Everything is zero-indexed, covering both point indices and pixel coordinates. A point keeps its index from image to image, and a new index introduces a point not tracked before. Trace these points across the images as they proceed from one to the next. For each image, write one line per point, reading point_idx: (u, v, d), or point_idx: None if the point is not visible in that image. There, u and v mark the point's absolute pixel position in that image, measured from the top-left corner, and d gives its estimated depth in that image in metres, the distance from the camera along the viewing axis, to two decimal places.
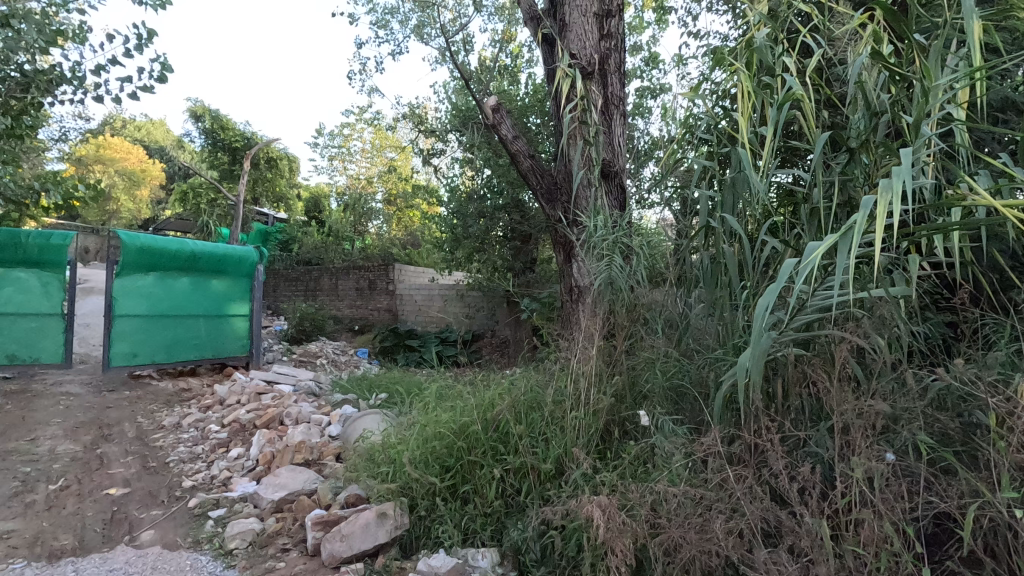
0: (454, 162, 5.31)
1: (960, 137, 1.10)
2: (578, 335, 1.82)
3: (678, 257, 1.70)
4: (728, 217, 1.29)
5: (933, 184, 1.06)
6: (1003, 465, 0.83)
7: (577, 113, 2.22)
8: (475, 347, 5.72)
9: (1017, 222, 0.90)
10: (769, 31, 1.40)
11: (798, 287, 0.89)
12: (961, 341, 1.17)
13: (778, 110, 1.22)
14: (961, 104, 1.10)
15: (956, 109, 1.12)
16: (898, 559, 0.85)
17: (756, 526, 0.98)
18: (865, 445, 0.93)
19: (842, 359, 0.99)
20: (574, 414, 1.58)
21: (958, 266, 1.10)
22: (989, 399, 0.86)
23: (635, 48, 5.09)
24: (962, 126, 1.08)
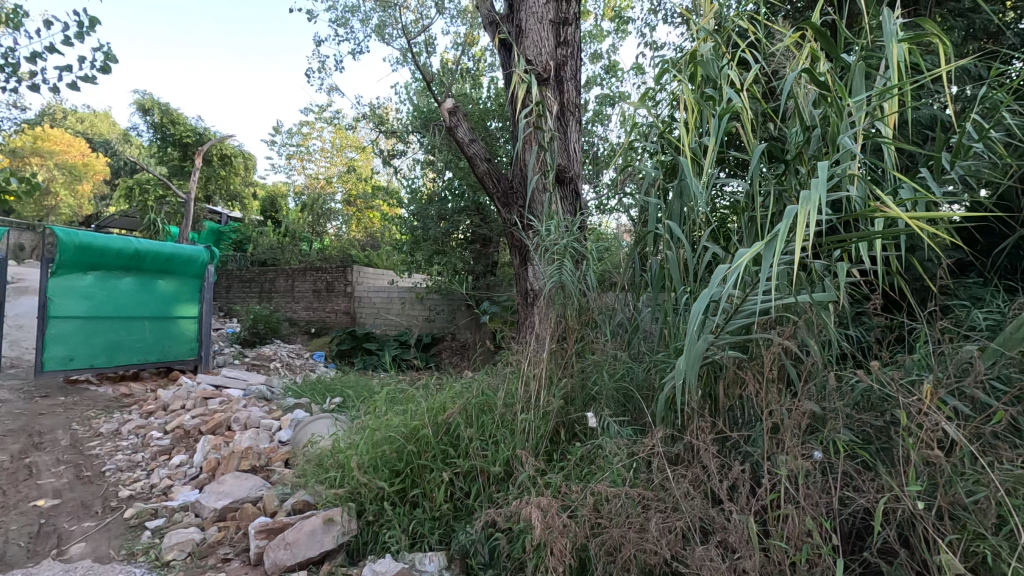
0: (415, 163, 5.28)
1: (884, 153, 1.17)
2: (530, 338, 1.84)
3: (627, 263, 1.74)
4: (672, 224, 1.34)
5: (858, 195, 1.12)
6: (912, 460, 0.89)
7: (533, 118, 2.24)
8: (434, 351, 5.68)
9: (929, 233, 0.96)
10: (713, 46, 1.46)
11: (728, 292, 0.92)
12: (884, 344, 1.24)
13: (719, 122, 1.27)
14: (883, 121, 1.16)
15: (881, 126, 1.19)
16: (819, 553, 0.88)
17: (691, 524, 1.01)
18: (793, 443, 0.97)
19: (774, 361, 1.03)
20: (524, 416, 1.60)
21: (882, 274, 1.16)
22: (902, 399, 0.92)
23: (595, 56, 5.18)
24: (885, 141, 1.14)
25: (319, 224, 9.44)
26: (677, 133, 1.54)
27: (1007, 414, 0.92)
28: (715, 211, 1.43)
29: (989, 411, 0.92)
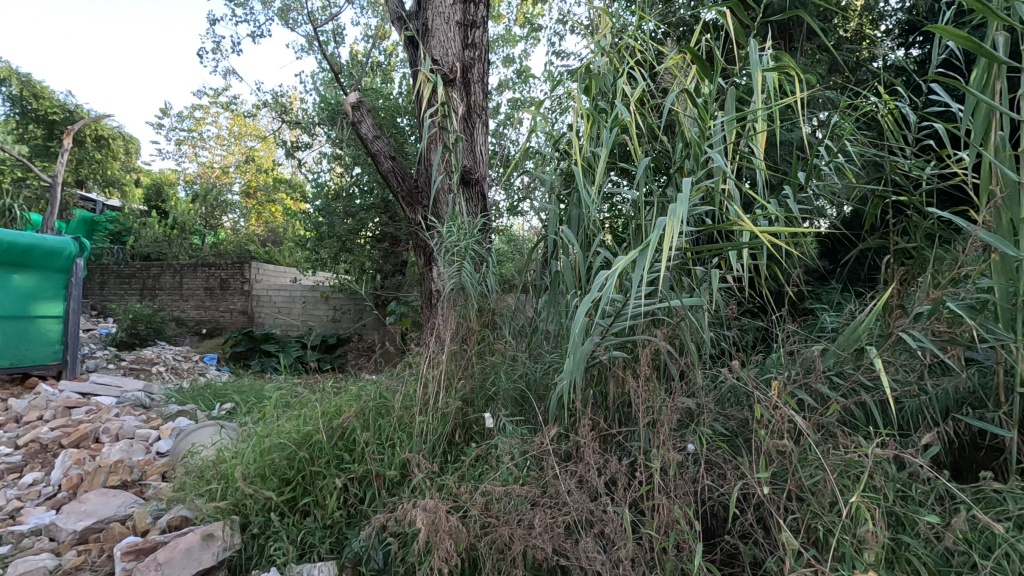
0: (322, 156, 5.07)
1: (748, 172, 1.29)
2: (431, 339, 1.83)
3: (526, 266, 1.78)
4: (566, 230, 1.39)
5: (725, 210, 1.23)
6: (765, 450, 0.98)
7: (438, 118, 2.23)
8: (340, 352, 5.44)
9: (779, 245, 1.08)
10: (607, 62, 1.53)
11: (607, 297, 0.98)
12: (752, 345, 1.36)
13: (609, 134, 1.34)
14: (745, 144, 1.28)
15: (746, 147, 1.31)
16: (686, 538, 0.95)
17: (575, 518, 1.05)
18: (667, 438, 1.04)
19: (651, 362, 1.11)
20: (422, 418, 1.59)
21: (747, 281, 1.28)
22: (757, 395, 1.01)
23: (508, 60, 5.25)
24: (748, 161, 1.26)
25: (213, 217, 8.76)
26: (573, 142, 1.60)
27: (841, 405, 1.05)
28: (606, 219, 1.51)
29: (827, 403, 1.04)
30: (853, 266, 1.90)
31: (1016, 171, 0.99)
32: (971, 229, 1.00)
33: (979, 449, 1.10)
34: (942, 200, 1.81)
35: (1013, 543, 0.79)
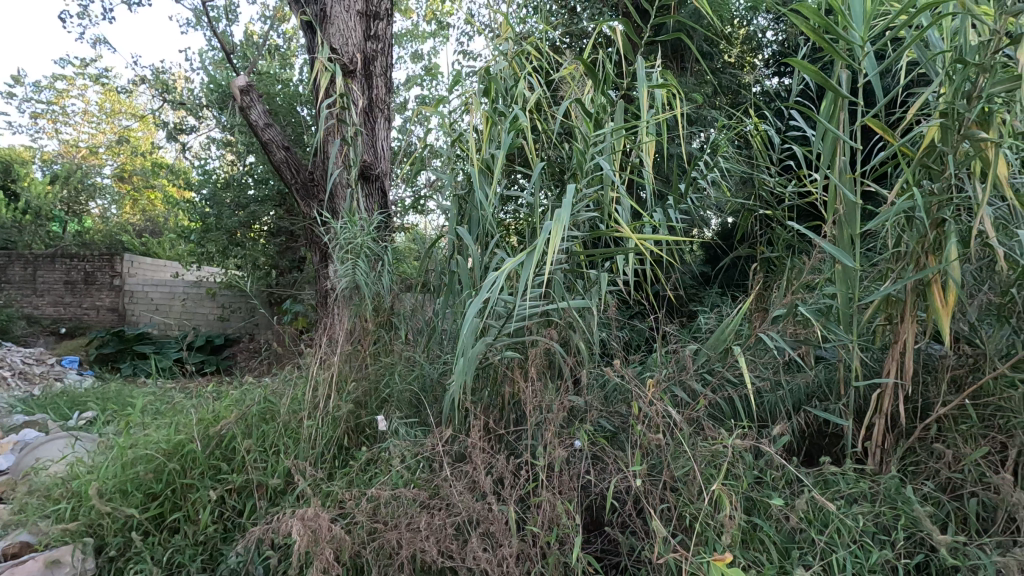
0: (210, 142, 4.69)
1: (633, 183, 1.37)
2: (323, 340, 1.75)
3: (425, 266, 1.75)
4: (462, 231, 1.39)
5: (612, 217, 1.30)
6: (641, 445, 1.04)
7: (336, 110, 2.13)
8: (227, 353, 5.03)
9: (657, 252, 1.15)
10: (507, 67, 1.55)
11: (496, 299, 1.00)
12: (638, 346, 1.44)
13: (506, 138, 1.36)
14: (631, 156, 1.36)
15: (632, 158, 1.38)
16: (568, 532, 0.98)
17: (464, 519, 1.04)
18: (554, 436, 1.07)
19: (540, 362, 1.14)
20: (310, 423, 1.51)
21: (632, 285, 1.35)
22: (636, 392, 1.07)
23: (416, 56, 5.16)
24: (632, 172, 1.33)
25: (77, 202, 7.80)
26: (472, 143, 1.60)
27: (710, 400, 1.15)
28: (504, 221, 1.53)
29: (697, 398, 1.13)
30: (729, 272, 2.08)
31: (851, 192, 1.13)
32: (819, 242, 1.12)
33: (822, 437, 1.25)
34: (800, 215, 2.03)
35: (842, 519, 0.90)
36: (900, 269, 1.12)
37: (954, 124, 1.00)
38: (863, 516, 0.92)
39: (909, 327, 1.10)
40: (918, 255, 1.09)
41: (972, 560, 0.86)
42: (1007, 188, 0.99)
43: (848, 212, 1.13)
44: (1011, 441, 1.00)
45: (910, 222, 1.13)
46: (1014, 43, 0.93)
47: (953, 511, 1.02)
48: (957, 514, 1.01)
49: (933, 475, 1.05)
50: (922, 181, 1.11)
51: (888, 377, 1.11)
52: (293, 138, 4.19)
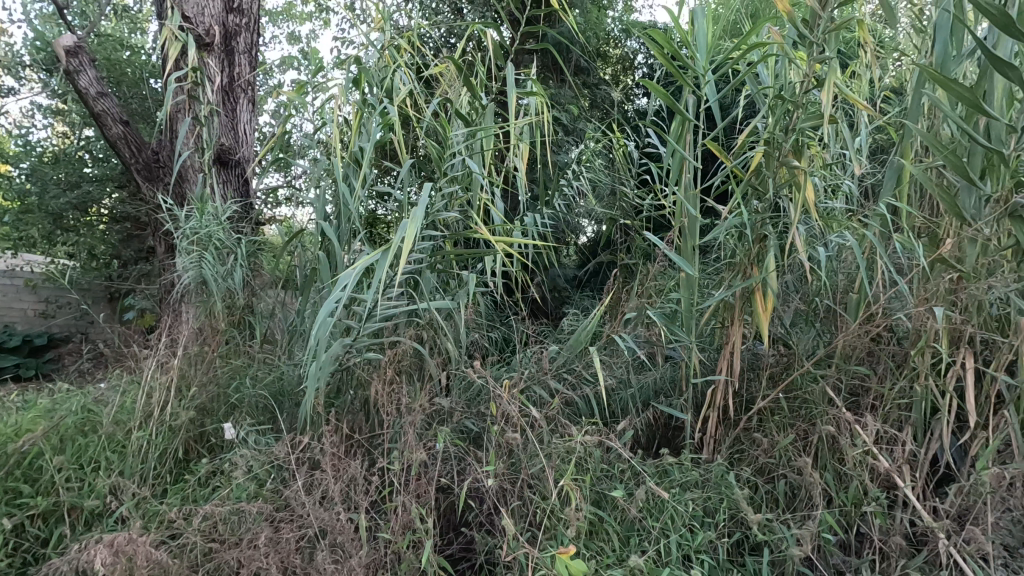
0: (32, 108, 4.01)
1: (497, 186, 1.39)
2: (161, 341, 1.56)
3: (287, 261, 1.64)
4: (324, 225, 1.31)
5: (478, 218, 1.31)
6: (497, 445, 1.06)
7: (188, 84, 1.91)
8: (50, 356, 4.31)
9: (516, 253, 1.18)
10: (379, 58, 1.49)
11: (349, 298, 0.96)
12: (504, 346, 1.46)
13: (375, 130, 1.31)
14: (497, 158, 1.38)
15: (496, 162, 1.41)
16: (421, 536, 0.97)
17: (313, 532, 0.98)
18: (413, 440, 1.05)
19: (400, 362, 1.11)
20: (140, 433, 1.34)
21: (498, 285, 1.37)
22: (495, 393, 1.09)
23: (292, 38, 4.82)
24: (495, 174, 1.35)
25: None
26: (342, 133, 1.52)
27: (565, 399, 1.20)
28: (373, 217, 1.47)
29: (554, 397, 1.17)
30: (595, 277, 2.19)
31: (690, 207, 1.25)
32: (665, 252, 1.22)
33: (667, 431, 1.36)
34: (657, 227, 2.21)
35: (675, 506, 0.98)
36: (731, 278, 1.26)
37: (774, 152, 1.14)
38: (692, 502, 1.01)
39: (737, 330, 1.23)
40: (744, 266, 1.23)
41: (777, 534, 0.98)
42: (812, 211, 1.15)
43: (688, 225, 1.26)
44: (811, 429, 1.16)
45: (739, 237, 1.27)
46: (819, 86, 1.08)
47: (766, 493, 1.15)
48: (770, 495, 1.15)
49: (752, 461, 1.19)
50: (749, 200, 1.25)
51: (719, 375, 1.23)
52: (140, 112, 3.71)
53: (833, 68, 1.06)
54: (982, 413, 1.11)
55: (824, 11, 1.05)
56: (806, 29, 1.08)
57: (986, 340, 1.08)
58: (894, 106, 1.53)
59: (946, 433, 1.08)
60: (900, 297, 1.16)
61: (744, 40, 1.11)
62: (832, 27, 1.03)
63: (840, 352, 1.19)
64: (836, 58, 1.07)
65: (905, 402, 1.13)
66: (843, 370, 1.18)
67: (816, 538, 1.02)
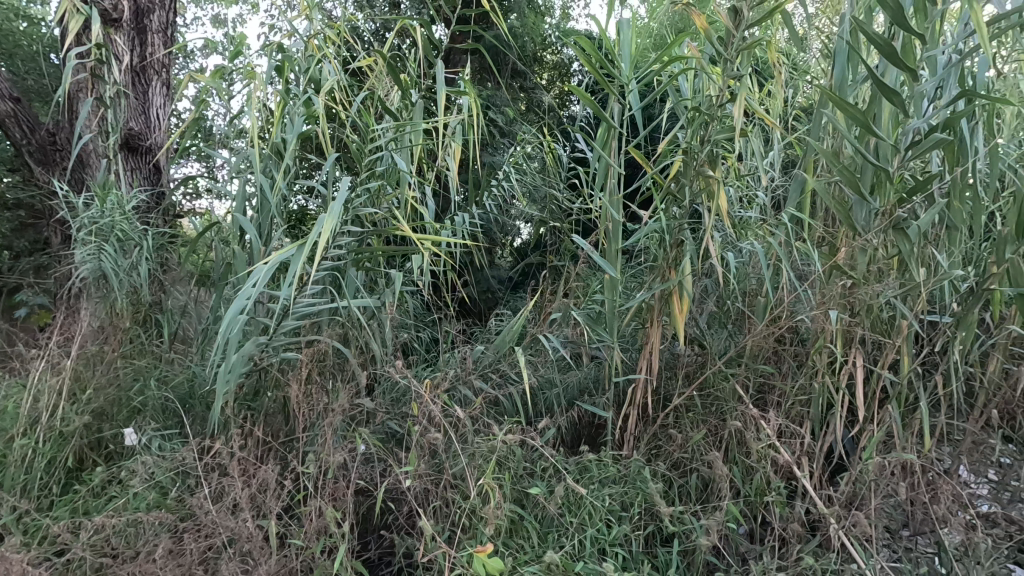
0: None
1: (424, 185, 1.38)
2: (53, 339, 1.42)
3: (200, 256, 1.54)
4: (240, 218, 1.24)
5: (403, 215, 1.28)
6: (418, 446, 1.04)
7: (91, 63, 1.74)
8: None
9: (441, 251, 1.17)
10: (303, 46, 1.43)
11: (262, 295, 0.92)
12: (431, 347, 1.45)
13: (297, 121, 1.26)
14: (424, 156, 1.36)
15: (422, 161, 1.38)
16: (336, 542, 0.94)
17: (218, 542, 0.93)
18: (331, 443, 1.02)
19: (319, 360, 1.08)
20: (24, 440, 1.22)
21: (422, 282, 1.36)
22: (418, 394, 1.07)
23: (216, 22, 4.55)
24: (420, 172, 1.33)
25: None
26: (262, 122, 1.46)
27: (489, 399, 1.20)
28: (295, 211, 1.41)
29: (479, 397, 1.17)
30: (525, 278, 2.21)
31: (614, 212, 1.29)
32: (590, 254, 1.25)
33: (589, 429, 1.39)
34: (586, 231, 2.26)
35: (592, 502, 1.00)
36: (651, 281, 1.31)
37: (691, 161, 1.19)
38: (608, 497, 1.04)
39: (656, 331, 1.28)
40: (664, 269, 1.28)
41: (687, 525, 1.03)
42: (725, 218, 1.21)
43: (612, 229, 1.30)
44: (722, 425, 1.23)
45: (660, 242, 1.32)
46: (733, 100, 1.14)
47: (679, 486, 1.21)
48: (682, 488, 1.21)
49: (668, 457, 1.24)
50: (669, 207, 1.30)
51: (639, 374, 1.28)
52: (36, 89, 3.37)
53: (745, 84, 1.12)
54: (869, 408, 1.22)
55: (739, 30, 1.11)
56: (722, 47, 1.13)
57: (873, 341, 1.19)
58: (802, 124, 1.65)
59: (838, 427, 1.17)
60: (801, 301, 1.25)
61: (666, 53, 1.15)
62: (744, 46, 1.09)
63: (748, 353, 1.26)
64: (747, 75, 1.13)
65: (804, 398, 1.22)
66: (750, 369, 1.26)
67: (722, 527, 1.08)
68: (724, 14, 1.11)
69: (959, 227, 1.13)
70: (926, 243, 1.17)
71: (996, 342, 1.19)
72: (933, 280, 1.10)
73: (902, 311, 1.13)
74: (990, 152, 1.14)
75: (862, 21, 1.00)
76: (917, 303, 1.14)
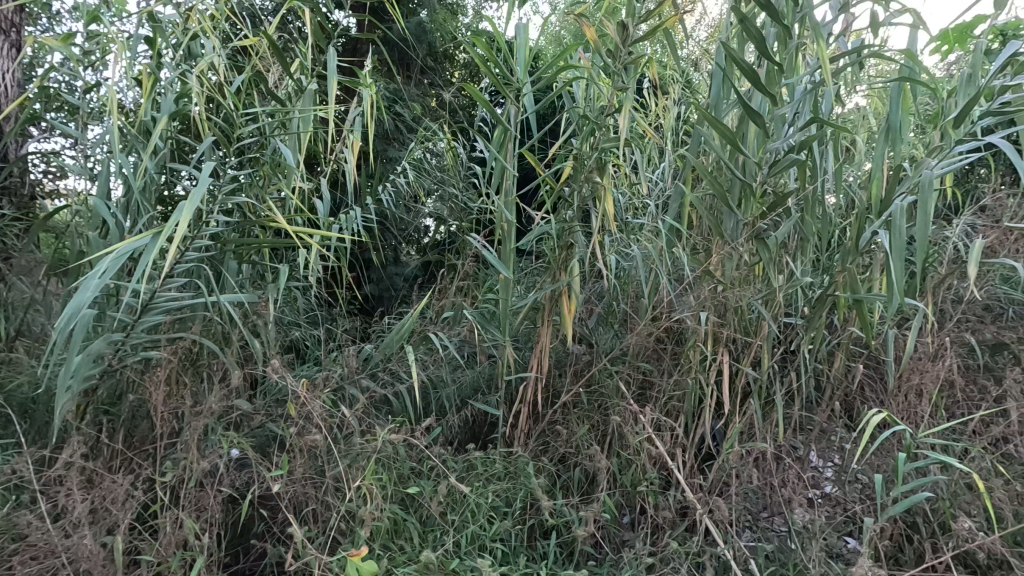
0: None
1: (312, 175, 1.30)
2: None
3: (48, 243, 1.37)
4: (96, 201, 1.11)
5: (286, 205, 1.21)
6: (294, 449, 1.00)
7: None
8: None
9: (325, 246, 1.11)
10: (178, 17, 1.30)
11: (109, 290, 0.82)
12: (318, 345, 1.39)
13: (168, 100, 1.15)
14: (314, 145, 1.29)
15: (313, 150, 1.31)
16: (195, 555, 0.87)
17: (52, 564, 0.83)
18: (195, 449, 0.94)
19: (184, 360, 0.99)
20: None
21: (308, 277, 1.29)
22: (295, 396, 1.02)
23: None
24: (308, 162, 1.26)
25: None
26: (128, 97, 1.32)
27: (375, 399, 1.16)
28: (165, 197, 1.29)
29: (364, 397, 1.13)
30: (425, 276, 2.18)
31: (508, 213, 1.31)
32: (483, 253, 1.25)
33: (482, 427, 1.40)
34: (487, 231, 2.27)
35: (474, 500, 1.01)
36: (543, 281, 1.34)
37: (581, 167, 1.23)
38: (491, 494, 1.05)
39: (546, 331, 1.32)
40: (554, 271, 1.31)
41: (565, 518, 1.06)
42: (612, 224, 1.26)
43: (505, 230, 1.31)
44: (604, 420, 1.28)
45: (552, 244, 1.35)
46: (619, 111, 1.19)
47: (563, 481, 1.25)
48: (566, 482, 1.25)
49: (553, 453, 1.28)
50: (561, 210, 1.34)
51: (529, 373, 1.30)
52: None
53: (631, 97, 1.17)
54: (733, 402, 1.33)
55: (626, 45, 1.16)
56: (610, 60, 1.19)
57: (738, 340, 1.29)
58: (687, 138, 1.76)
59: (706, 421, 1.27)
60: (678, 304, 1.34)
61: (559, 60, 1.18)
62: (630, 60, 1.14)
63: (630, 352, 1.33)
64: (633, 89, 1.20)
65: (680, 394, 1.30)
66: (632, 367, 1.32)
67: (599, 518, 1.13)
68: (613, 29, 1.16)
69: (810, 238, 1.27)
70: (783, 253, 1.30)
71: (840, 341, 1.34)
72: (787, 286, 1.22)
73: (762, 313, 1.24)
74: (836, 173, 1.28)
75: (731, 48, 1.08)
76: (774, 307, 1.25)
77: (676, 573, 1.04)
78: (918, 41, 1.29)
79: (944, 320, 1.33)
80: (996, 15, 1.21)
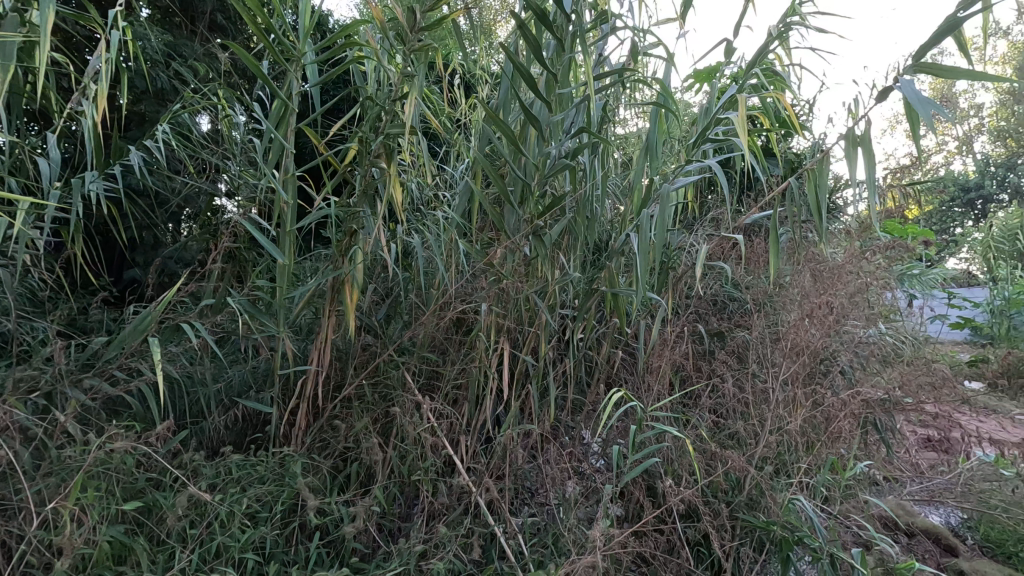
0: None
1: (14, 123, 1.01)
2: None
3: None
4: None
5: None
6: None
7: None
8: None
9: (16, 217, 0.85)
10: None
11: None
12: (28, 338, 1.12)
13: None
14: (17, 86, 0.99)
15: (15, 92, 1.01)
16: None
17: None
18: None
19: None
20: None
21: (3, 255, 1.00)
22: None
23: None
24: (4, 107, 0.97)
25: None
26: None
27: (99, 402, 0.97)
28: None
29: (82, 401, 0.94)
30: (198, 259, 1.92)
31: (285, 194, 1.19)
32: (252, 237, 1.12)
33: (253, 426, 1.28)
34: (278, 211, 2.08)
35: (221, 510, 0.91)
36: (324, 269, 1.26)
37: (365, 152, 1.18)
38: (244, 501, 0.95)
39: (325, 322, 1.24)
40: (336, 258, 1.24)
41: (331, 517, 1.02)
42: (397, 213, 1.23)
43: (281, 212, 1.20)
44: (385, 412, 1.26)
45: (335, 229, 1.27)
46: (405, 98, 1.15)
47: (338, 477, 1.20)
48: (341, 478, 1.20)
49: (330, 449, 1.21)
50: (345, 194, 1.27)
51: (303, 367, 1.21)
52: None
53: (416, 85, 1.14)
54: (512, 389, 1.40)
55: (413, 31, 1.12)
56: (398, 44, 1.14)
57: (516, 330, 1.37)
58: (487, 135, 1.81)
59: (485, 407, 1.32)
60: (463, 295, 1.36)
61: (340, 32, 1.09)
62: (415, 48, 1.11)
63: (414, 343, 1.33)
64: (421, 78, 1.17)
65: (463, 382, 1.33)
66: (416, 358, 1.32)
67: (370, 512, 1.10)
68: (401, 13, 1.12)
69: (580, 238, 1.39)
70: (558, 250, 1.42)
71: (605, 330, 1.50)
72: (558, 281, 1.33)
73: (537, 305, 1.33)
74: (605, 181, 1.43)
75: (511, 52, 1.11)
76: (547, 300, 1.35)
77: (443, 556, 1.07)
78: (672, 74, 1.49)
79: (683, 312, 1.57)
80: (727, 61, 1.45)
